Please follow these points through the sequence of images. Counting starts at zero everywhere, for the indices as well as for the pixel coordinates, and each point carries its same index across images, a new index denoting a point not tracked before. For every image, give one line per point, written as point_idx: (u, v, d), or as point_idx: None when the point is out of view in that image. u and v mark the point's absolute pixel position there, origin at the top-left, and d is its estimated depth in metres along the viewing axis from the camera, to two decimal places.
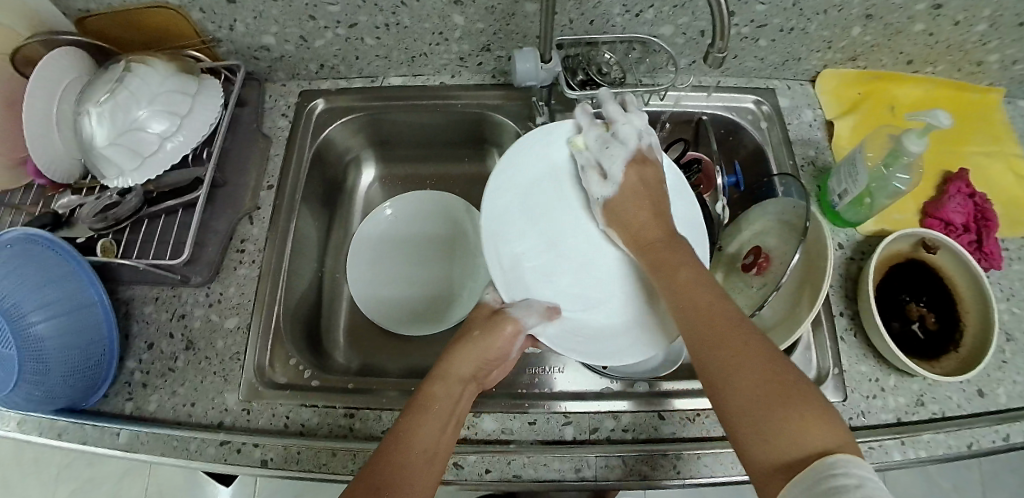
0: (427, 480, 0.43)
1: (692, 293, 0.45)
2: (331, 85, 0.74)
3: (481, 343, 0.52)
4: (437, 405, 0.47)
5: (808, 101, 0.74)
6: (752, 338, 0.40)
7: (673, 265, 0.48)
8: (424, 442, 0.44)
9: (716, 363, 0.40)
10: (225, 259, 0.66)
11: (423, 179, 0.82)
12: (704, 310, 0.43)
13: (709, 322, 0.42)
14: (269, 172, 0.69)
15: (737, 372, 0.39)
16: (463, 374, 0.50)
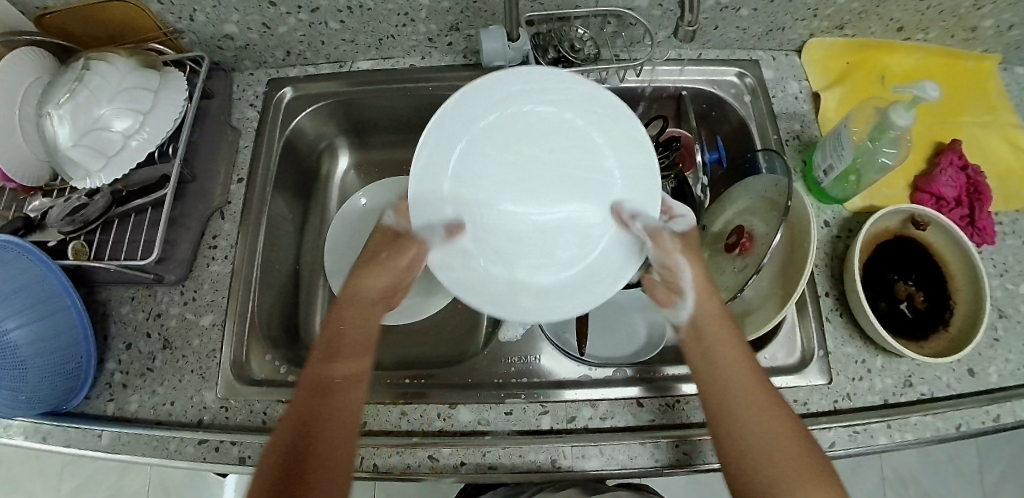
0: (353, 405, 0.46)
1: (726, 370, 0.48)
2: (299, 72, 0.72)
3: (394, 268, 0.55)
4: (352, 337, 0.50)
5: (793, 72, 0.71)
6: (772, 401, 0.46)
7: (716, 322, 0.51)
8: (344, 369, 0.47)
9: (757, 431, 0.44)
10: (198, 257, 0.65)
11: (400, 164, 0.80)
12: (748, 379, 0.47)
13: (745, 398, 0.46)
14: (240, 165, 0.68)
15: (775, 438, 0.43)
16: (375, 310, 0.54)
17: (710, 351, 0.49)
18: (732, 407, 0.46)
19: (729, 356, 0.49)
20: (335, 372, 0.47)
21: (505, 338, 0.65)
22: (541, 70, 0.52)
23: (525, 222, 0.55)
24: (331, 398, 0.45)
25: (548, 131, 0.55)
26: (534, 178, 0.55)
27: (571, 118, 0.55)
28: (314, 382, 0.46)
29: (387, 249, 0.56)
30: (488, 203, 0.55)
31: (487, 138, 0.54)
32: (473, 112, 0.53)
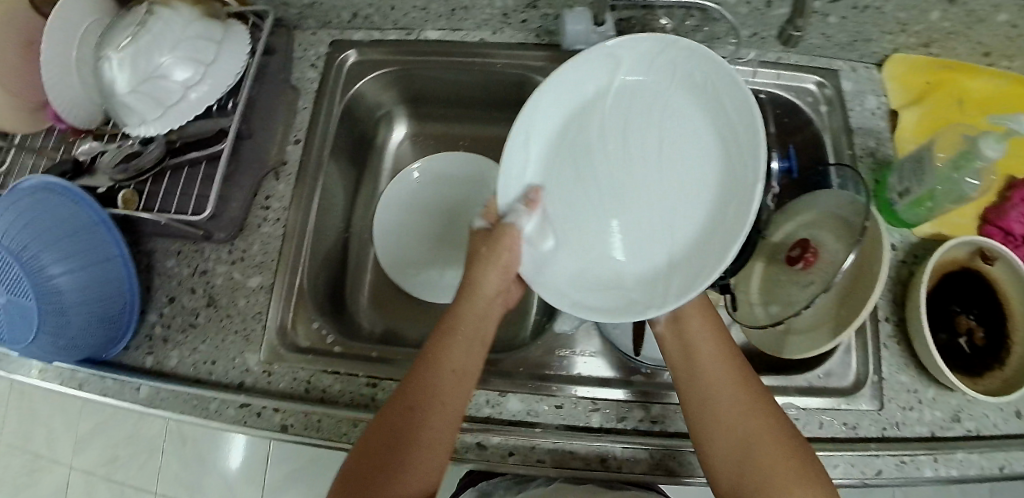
0: (450, 422, 0.44)
1: (708, 369, 0.48)
2: (364, 35, 0.69)
3: (492, 259, 0.51)
4: (452, 355, 0.46)
5: (872, 87, 0.68)
6: (749, 404, 0.46)
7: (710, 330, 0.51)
8: (444, 385, 0.45)
9: (730, 428, 0.45)
10: (250, 216, 0.64)
11: (457, 138, 0.77)
12: (733, 380, 0.47)
13: (723, 402, 0.46)
14: (298, 126, 0.66)
15: (752, 439, 0.44)
16: (477, 307, 0.50)
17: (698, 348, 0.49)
18: (711, 407, 0.46)
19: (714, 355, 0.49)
20: (436, 387, 0.44)
21: (556, 329, 0.64)
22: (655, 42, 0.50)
23: (622, 206, 0.54)
24: (430, 415, 0.43)
25: (659, 122, 0.53)
26: (644, 159, 0.53)
27: (687, 106, 0.52)
28: (409, 389, 0.44)
29: (483, 246, 0.52)
30: (596, 190, 0.54)
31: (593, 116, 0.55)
32: (627, 84, 0.54)
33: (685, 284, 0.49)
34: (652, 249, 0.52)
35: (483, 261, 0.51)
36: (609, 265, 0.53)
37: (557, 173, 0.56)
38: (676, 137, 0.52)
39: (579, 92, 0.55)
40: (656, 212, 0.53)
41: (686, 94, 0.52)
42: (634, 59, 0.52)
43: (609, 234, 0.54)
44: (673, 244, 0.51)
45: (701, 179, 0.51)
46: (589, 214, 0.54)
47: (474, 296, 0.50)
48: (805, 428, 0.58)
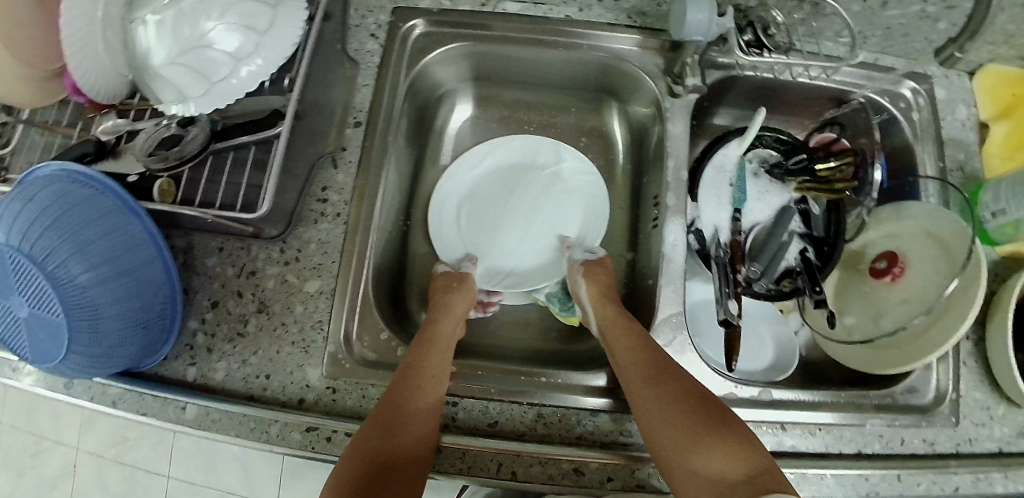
0: (431, 410, 0.49)
1: (629, 353, 0.51)
2: (432, 2, 0.59)
3: (461, 293, 0.58)
4: (427, 364, 0.51)
5: (963, 96, 0.66)
6: (665, 392, 0.48)
7: (618, 323, 0.54)
8: (426, 380, 0.50)
9: (652, 417, 0.47)
10: (302, 208, 0.55)
11: (525, 122, 0.68)
12: (643, 363, 0.50)
13: (642, 392, 0.48)
14: (356, 106, 0.57)
15: (674, 419, 0.46)
16: (444, 327, 0.55)
17: (613, 346, 0.52)
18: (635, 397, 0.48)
19: (619, 347, 0.52)
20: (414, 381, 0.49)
21: None
22: (577, 161, 0.65)
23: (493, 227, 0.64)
24: (407, 400, 0.48)
25: (556, 201, 0.65)
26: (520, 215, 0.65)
27: (576, 200, 0.64)
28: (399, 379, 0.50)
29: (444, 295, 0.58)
30: (473, 206, 0.65)
31: (520, 177, 0.66)
32: (564, 171, 0.65)
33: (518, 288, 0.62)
34: (505, 257, 0.63)
35: (443, 302, 0.57)
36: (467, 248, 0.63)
37: (484, 192, 0.65)
38: (558, 208, 0.64)
39: (535, 148, 0.66)
40: (519, 248, 0.64)
41: (590, 199, 0.64)
42: (573, 164, 0.65)
43: (477, 231, 0.64)
44: (483, 251, 0.63)
45: (561, 228, 0.64)
46: (472, 214, 0.65)
47: (447, 316, 0.56)
48: (889, 445, 0.57)
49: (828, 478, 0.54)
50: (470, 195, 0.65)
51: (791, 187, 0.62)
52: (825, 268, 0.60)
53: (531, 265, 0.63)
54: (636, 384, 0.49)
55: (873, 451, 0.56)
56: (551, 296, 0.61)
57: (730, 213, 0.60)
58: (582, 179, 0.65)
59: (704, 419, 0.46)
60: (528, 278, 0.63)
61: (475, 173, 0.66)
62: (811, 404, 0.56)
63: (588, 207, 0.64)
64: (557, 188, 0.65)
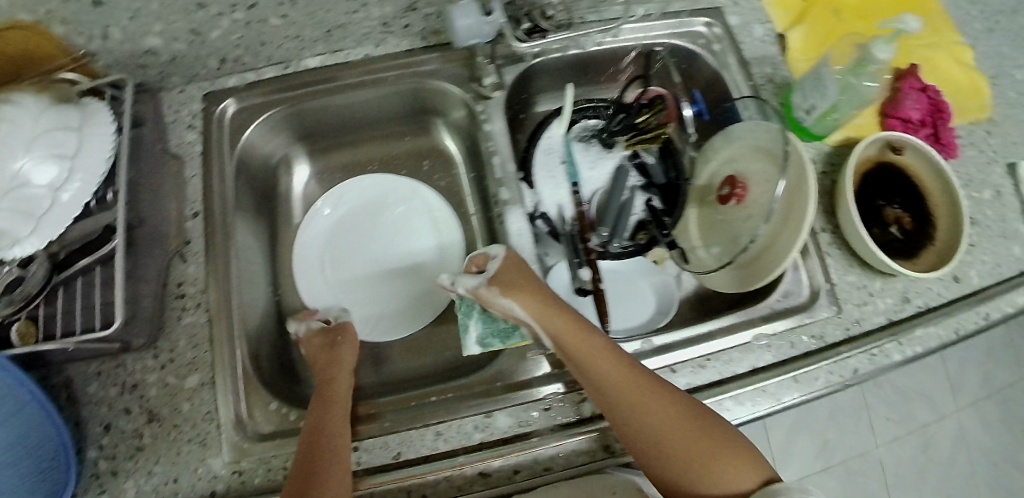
0: (344, 458, 0.48)
1: (610, 376, 0.49)
2: (238, 80, 0.63)
3: (348, 340, 0.60)
4: (329, 419, 0.50)
5: (756, 16, 0.70)
6: (665, 402, 0.48)
7: (579, 331, 0.52)
8: (334, 429, 0.49)
9: (668, 432, 0.47)
10: (165, 312, 0.57)
11: (364, 164, 0.72)
12: (624, 386, 0.49)
13: (644, 410, 0.48)
14: (192, 197, 0.59)
15: (667, 440, 0.47)
16: (342, 379, 0.56)
17: (590, 358, 0.50)
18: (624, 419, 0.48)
19: (612, 358, 0.50)
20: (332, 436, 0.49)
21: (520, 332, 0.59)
22: (421, 196, 0.70)
23: (355, 274, 0.68)
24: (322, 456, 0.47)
25: (409, 237, 0.69)
26: (379, 256, 0.69)
27: (427, 233, 0.69)
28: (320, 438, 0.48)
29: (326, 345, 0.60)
30: (333, 257, 0.68)
31: (373, 219, 0.70)
32: (412, 206, 0.70)
33: (389, 325, 0.66)
34: (372, 298, 0.68)
35: (331, 347, 0.59)
36: (335, 298, 0.67)
37: (342, 240, 0.69)
38: (413, 243, 0.69)
39: (389, 188, 0.70)
40: (384, 287, 0.68)
41: (440, 229, 0.69)
42: (419, 197, 0.70)
43: (341, 279, 0.68)
44: (351, 298, 0.67)
45: (418, 260, 0.69)
46: (333, 266, 0.68)
47: (334, 364, 0.58)
48: (781, 352, 0.59)
49: (727, 402, 0.55)
50: (329, 247, 0.69)
51: (622, 144, 0.66)
52: (670, 205, 0.63)
53: (398, 300, 0.68)
54: (627, 410, 0.48)
55: (767, 362, 0.59)
56: (482, 339, 0.57)
57: (569, 188, 0.63)
58: (429, 211, 0.70)
59: (706, 426, 0.47)
60: (396, 313, 0.67)
61: (329, 224, 0.69)
62: (695, 339, 0.59)
63: (439, 236, 0.69)
64: (409, 224, 0.70)
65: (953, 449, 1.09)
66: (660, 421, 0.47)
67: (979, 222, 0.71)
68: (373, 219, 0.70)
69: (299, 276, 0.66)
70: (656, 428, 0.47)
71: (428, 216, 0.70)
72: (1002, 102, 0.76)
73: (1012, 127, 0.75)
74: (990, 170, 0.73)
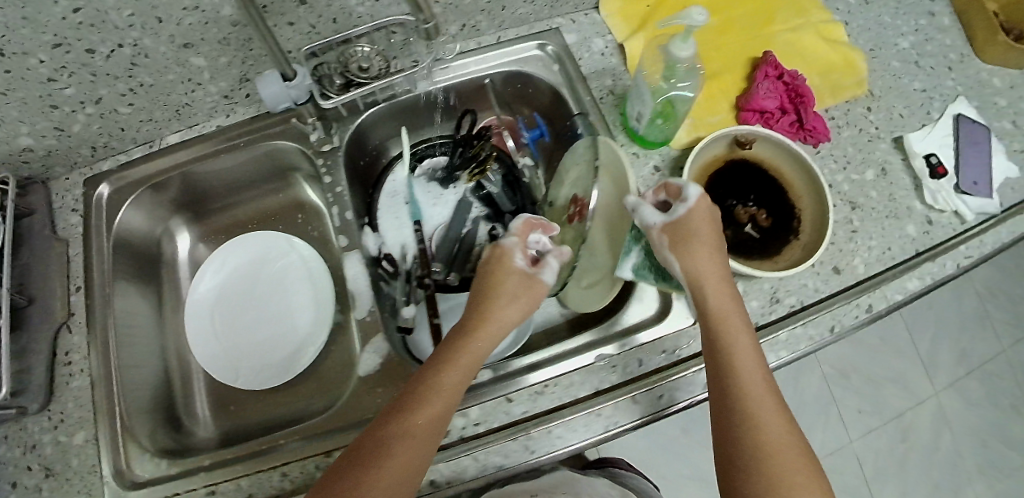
0: (433, 435, 0.45)
1: (752, 367, 0.48)
2: (113, 163, 0.71)
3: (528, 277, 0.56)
4: (443, 381, 0.48)
5: (595, 30, 0.71)
6: (786, 413, 0.46)
7: (728, 322, 0.50)
8: (424, 406, 0.46)
9: (761, 447, 0.43)
10: (56, 379, 0.63)
11: (245, 223, 0.80)
12: (753, 383, 0.47)
13: (756, 424, 0.44)
14: (76, 273, 0.66)
15: (774, 460, 0.43)
16: (489, 327, 0.53)
17: (732, 358, 0.48)
18: (738, 428, 0.45)
19: (751, 362, 0.48)
20: (409, 416, 0.46)
21: (360, 373, 0.60)
22: (296, 250, 0.76)
23: (242, 328, 0.73)
24: (384, 450, 0.44)
25: (288, 290, 0.75)
26: (263, 309, 0.74)
27: (305, 284, 0.75)
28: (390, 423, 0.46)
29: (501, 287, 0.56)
30: (222, 315, 0.74)
31: (258, 275, 0.75)
32: (291, 261, 0.76)
33: (274, 373, 0.70)
34: (258, 349, 0.72)
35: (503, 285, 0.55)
36: (224, 354, 0.72)
37: (227, 298, 0.74)
38: (292, 295, 0.74)
39: (267, 246, 0.77)
40: (268, 338, 0.72)
41: (314, 278, 0.75)
42: (294, 252, 0.76)
43: (229, 335, 0.73)
44: (237, 352, 0.72)
45: (297, 310, 0.73)
46: (221, 324, 0.73)
47: (497, 321, 0.54)
48: (627, 371, 0.57)
49: (556, 429, 0.54)
50: (216, 307, 0.74)
51: (464, 180, 0.68)
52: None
53: (282, 349, 0.72)
54: (752, 410, 0.45)
55: (610, 384, 0.57)
56: (638, 268, 0.56)
57: (412, 226, 0.67)
58: (305, 264, 0.75)
59: (808, 451, 0.44)
60: (279, 362, 0.71)
61: (217, 285, 0.75)
62: (526, 369, 0.57)
63: (314, 286, 0.74)
64: (288, 278, 0.75)
65: (934, 432, 1.09)
66: (770, 424, 0.44)
67: (862, 206, 0.67)
68: (257, 276, 0.76)
69: (194, 344, 0.72)
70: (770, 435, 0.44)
71: (305, 267, 0.75)
72: (885, 74, 0.72)
73: (897, 99, 0.71)
74: (872, 148, 0.69)
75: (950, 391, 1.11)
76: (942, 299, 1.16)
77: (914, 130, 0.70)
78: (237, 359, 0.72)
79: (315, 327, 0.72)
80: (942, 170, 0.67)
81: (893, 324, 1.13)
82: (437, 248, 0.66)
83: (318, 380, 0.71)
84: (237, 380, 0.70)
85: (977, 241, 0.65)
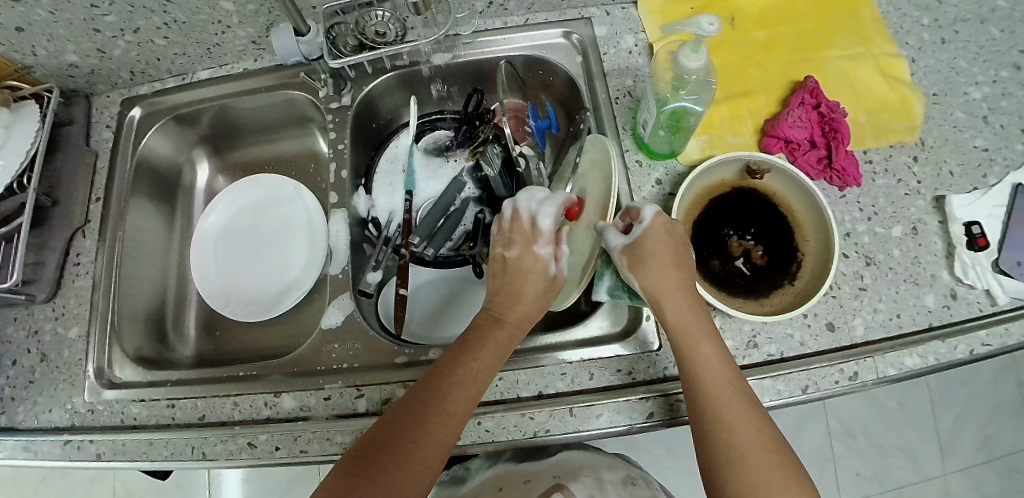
0: (442, 441, 0.45)
1: (724, 378, 0.47)
2: (148, 89, 0.75)
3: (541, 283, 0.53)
4: (452, 396, 0.46)
5: (628, 26, 0.67)
6: (755, 415, 0.46)
7: (690, 331, 0.49)
8: (431, 418, 0.45)
9: (732, 453, 0.44)
10: (65, 275, 0.69)
11: (261, 165, 0.82)
12: (729, 396, 0.46)
13: (727, 427, 0.45)
14: (98, 184, 0.71)
15: (756, 470, 0.43)
16: (500, 337, 0.50)
17: (700, 371, 0.47)
18: (708, 437, 0.45)
19: (718, 369, 0.47)
20: (413, 419, 0.45)
21: (323, 326, 0.62)
22: (305, 199, 0.76)
23: (240, 260, 0.75)
24: (394, 457, 0.43)
25: (289, 234, 0.75)
26: (262, 247, 0.75)
27: (305, 233, 0.75)
28: (396, 429, 0.45)
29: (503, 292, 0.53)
30: (226, 244, 0.76)
31: (264, 214, 0.77)
32: (297, 207, 0.76)
33: (257, 310, 0.72)
34: (249, 284, 0.74)
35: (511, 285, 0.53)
36: (219, 279, 0.74)
37: (232, 228, 0.77)
38: (291, 240, 0.75)
39: (275, 188, 0.78)
40: (260, 275, 0.74)
41: (314, 230, 0.74)
42: (303, 199, 0.76)
43: (227, 264, 0.75)
44: (229, 282, 0.74)
45: (292, 256, 0.74)
46: (223, 252, 0.75)
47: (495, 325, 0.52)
48: (575, 382, 0.55)
49: (486, 423, 0.54)
50: (221, 234, 0.76)
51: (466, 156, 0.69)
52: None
53: (270, 290, 0.73)
54: (728, 421, 0.45)
55: (555, 391, 0.55)
56: (613, 290, 0.57)
57: (404, 195, 0.68)
58: (309, 214, 0.75)
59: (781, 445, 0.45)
60: (264, 301, 0.73)
61: (227, 214, 0.77)
62: None
63: (312, 236, 0.74)
64: (291, 224, 0.76)
65: None
66: (748, 434, 0.45)
67: (878, 264, 0.61)
68: (263, 214, 0.77)
69: (194, 267, 0.74)
70: (750, 445, 0.44)
71: (308, 216, 0.75)
72: (946, 123, 0.65)
73: (951, 154, 0.64)
74: (907, 204, 0.63)
75: (962, 476, 1.01)
76: (981, 380, 1.04)
77: (963, 192, 0.63)
78: (228, 288, 0.74)
79: (303, 275, 0.73)
80: (981, 241, 0.60)
81: (915, 394, 1.03)
82: (421, 221, 0.65)
83: (295, 325, 0.73)
84: (223, 308, 0.72)
85: (1000, 329, 0.58)
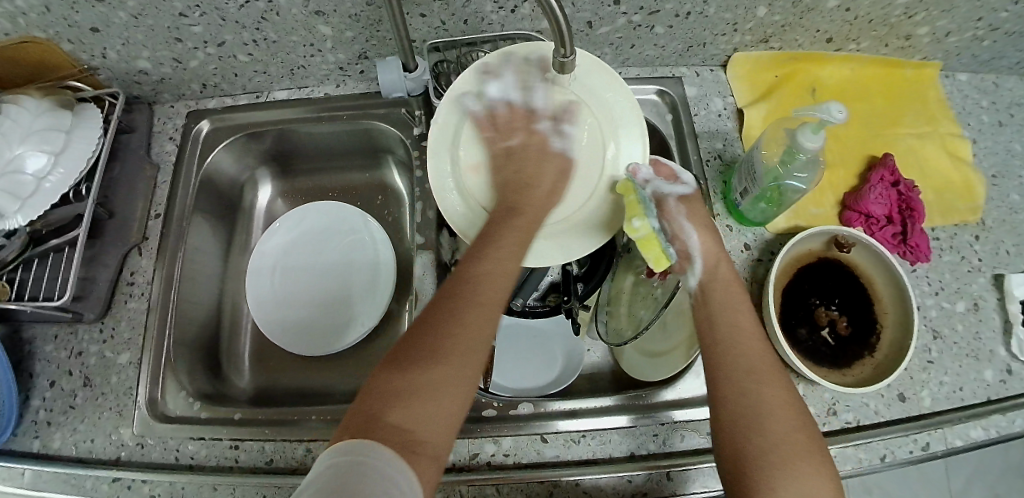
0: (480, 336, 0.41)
1: (751, 338, 0.46)
2: (217, 103, 0.71)
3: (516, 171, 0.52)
4: (482, 287, 0.43)
5: (717, 89, 0.69)
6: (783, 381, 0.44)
7: (726, 293, 0.49)
8: (466, 309, 0.42)
9: (757, 401, 0.41)
10: (116, 294, 0.64)
11: (324, 190, 0.79)
12: (756, 354, 0.44)
13: (755, 375, 0.43)
14: (157, 200, 0.67)
15: (775, 424, 0.40)
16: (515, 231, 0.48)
17: (731, 323, 0.46)
18: (732, 381, 0.43)
19: (749, 328, 0.46)
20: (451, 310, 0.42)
21: None
22: (371, 227, 0.74)
23: (298, 287, 0.72)
24: (422, 357, 0.39)
25: (352, 263, 0.73)
26: (323, 275, 0.73)
27: (369, 263, 0.73)
28: (438, 307, 0.42)
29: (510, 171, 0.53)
30: (285, 271, 0.73)
31: (325, 241, 0.74)
32: (361, 236, 0.74)
33: (319, 344, 0.69)
34: (307, 315, 0.71)
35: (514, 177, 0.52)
36: (275, 308, 0.71)
37: (291, 254, 0.74)
38: (354, 269, 0.73)
39: (341, 218, 0.75)
40: (317, 306, 0.71)
41: (381, 260, 0.72)
42: (368, 229, 0.74)
43: (285, 292, 0.72)
44: (286, 309, 0.71)
45: (355, 287, 0.72)
46: (282, 279, 0.72)
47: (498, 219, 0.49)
48: (666, 444, 0.56)
49: (584, 485, 0.54)
50: (279, 260, 0.73)
51: None
52: (586, 272, 0.65)
53: (330, 323, 0.70)
54: (752, 370, 0.43)
55: (648, 452, 0.55)
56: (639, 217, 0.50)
57: None
58: (375, 244, 0.73)
59: (818, 445, 0.40)
60: (323, 333, 0.70)
61: (286, 237, 0.74)
62: (566, 415, 0.57)
63: (379, 268, 0.72)
64: (354, 253, 0.73)
65: None
66: (775, 393, 0.42)
67: (944, 338, 0.64)
68: (325, 240, 0.74)
69: (251, 293, 0.71)
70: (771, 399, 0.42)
71: (374, 246, 0.73)
72: (1003, 205, 0.69)
73: (1008, 234, 0.68)
74: (970, 280, 0.66)
75: None
76: None
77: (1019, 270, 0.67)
78: (284, 318, 0.71)
79: (366, 308, 0.70)
80: None
81: None
82: None
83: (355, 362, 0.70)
84: (283, 339, 0.69)
85: None
